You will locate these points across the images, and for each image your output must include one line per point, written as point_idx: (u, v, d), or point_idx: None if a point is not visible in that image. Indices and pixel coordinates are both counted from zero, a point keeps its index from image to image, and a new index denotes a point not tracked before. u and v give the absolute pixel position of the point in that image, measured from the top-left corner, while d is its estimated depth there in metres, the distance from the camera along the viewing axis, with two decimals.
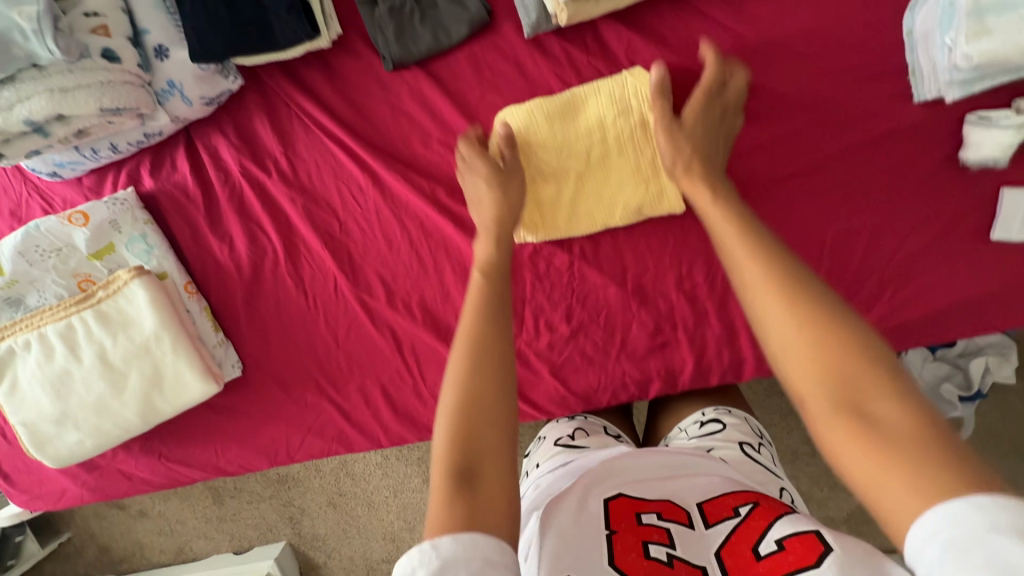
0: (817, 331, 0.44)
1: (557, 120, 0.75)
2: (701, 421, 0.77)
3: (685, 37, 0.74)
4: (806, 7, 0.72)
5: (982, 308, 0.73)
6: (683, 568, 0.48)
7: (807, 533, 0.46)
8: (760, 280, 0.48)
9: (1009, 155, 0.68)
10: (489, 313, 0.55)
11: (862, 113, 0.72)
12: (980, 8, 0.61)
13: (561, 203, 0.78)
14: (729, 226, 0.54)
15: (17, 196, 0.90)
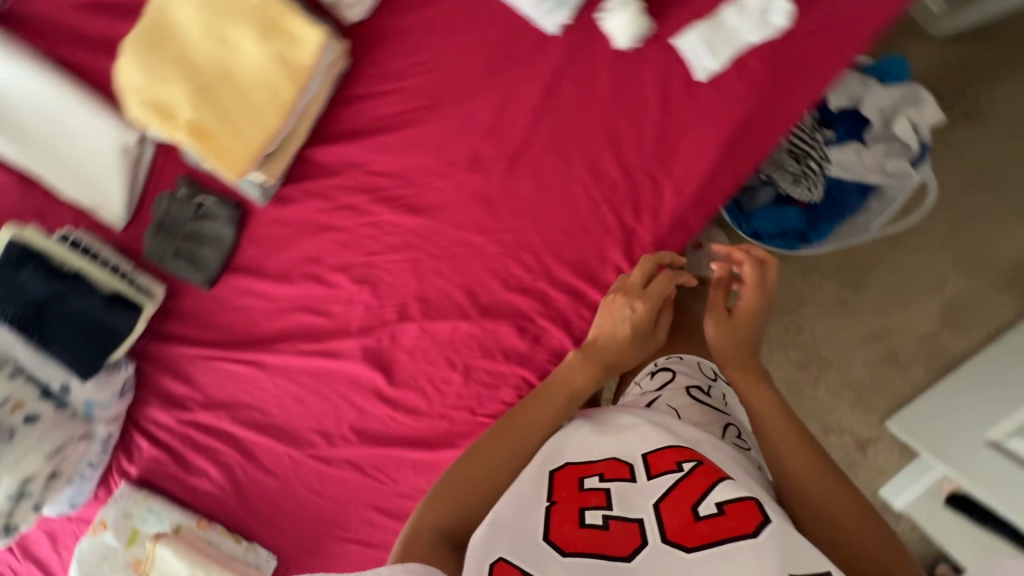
0: (823, 487, 0.61)
1: (169, 60, 0.72)
2: (653, 371, 0.87)
3: (364, 117, 0.84)
4: (424, 30, 0.79)
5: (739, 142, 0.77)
6: (618, 526, 0.54)
7: (745, 500, 0.53)
8: (799, 463, 0.63)
9: (644, 26, 0.73)
10: (537, 418, 0.68)
11: (526, 71, 0.78)
12: None
13: (233, 116, 0.73)
14: (768, 409, 0.69)
15: (71, 533, 1.14)
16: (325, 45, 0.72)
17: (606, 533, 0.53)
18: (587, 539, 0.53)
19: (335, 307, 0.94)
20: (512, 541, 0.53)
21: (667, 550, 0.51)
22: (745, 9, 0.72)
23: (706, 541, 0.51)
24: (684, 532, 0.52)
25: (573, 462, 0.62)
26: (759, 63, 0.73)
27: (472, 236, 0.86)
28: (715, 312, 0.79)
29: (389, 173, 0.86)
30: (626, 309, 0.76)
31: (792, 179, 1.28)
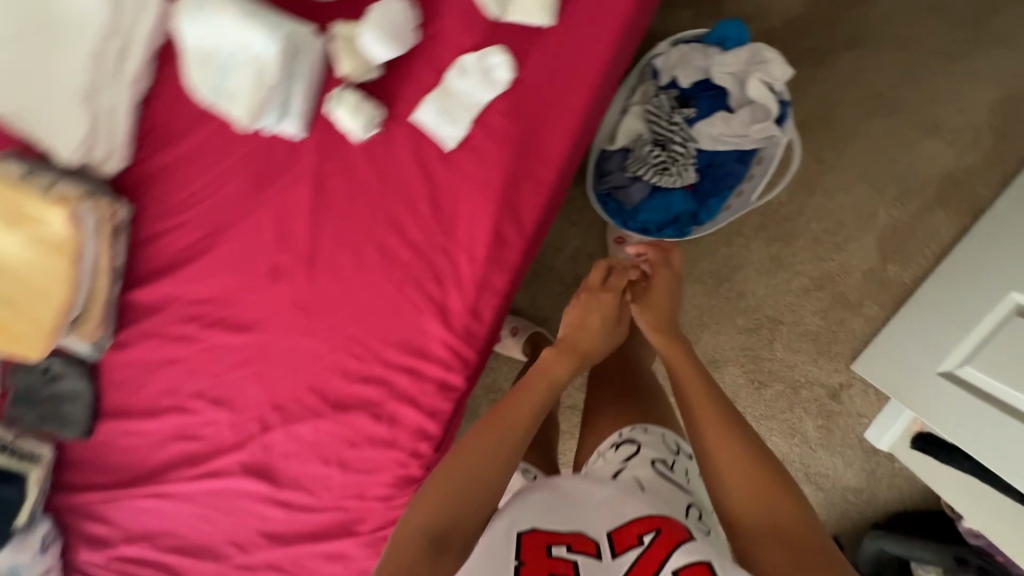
0: (751, 461, 0.67)
1: None
2: (617, 444, 0.84)
3: (162, 254, 0.85)
4: (186, 163, 0.79)
5: (510, 195, 0.74)
6: None
7: (698, 563, 0.55)
8: (729, 438, 0.70)
9: (376, 112, 0.70)
10: (500, 438, 0.70)
11: (289, 178, 0.77)
12: (217, 85, 0.66)
13: (34, 301, 0.78)
14: (699, 392, 0.76)
15: None
16: (74, 214, 0.75)
17: None
18: None
19: (205, 430, 0.96)
20: None
21: None
22: (466, 69, 0.68)
23: None
24: None
25: (537, 526, 0.61)
26: (503, 118, 0.70)
27: (299, 339, 0.87)
28: (650, 304, 0.88)
29: (205, 299, 0.87)
30: (595, 303, 0.87)
31: (657, 170, 1.24)
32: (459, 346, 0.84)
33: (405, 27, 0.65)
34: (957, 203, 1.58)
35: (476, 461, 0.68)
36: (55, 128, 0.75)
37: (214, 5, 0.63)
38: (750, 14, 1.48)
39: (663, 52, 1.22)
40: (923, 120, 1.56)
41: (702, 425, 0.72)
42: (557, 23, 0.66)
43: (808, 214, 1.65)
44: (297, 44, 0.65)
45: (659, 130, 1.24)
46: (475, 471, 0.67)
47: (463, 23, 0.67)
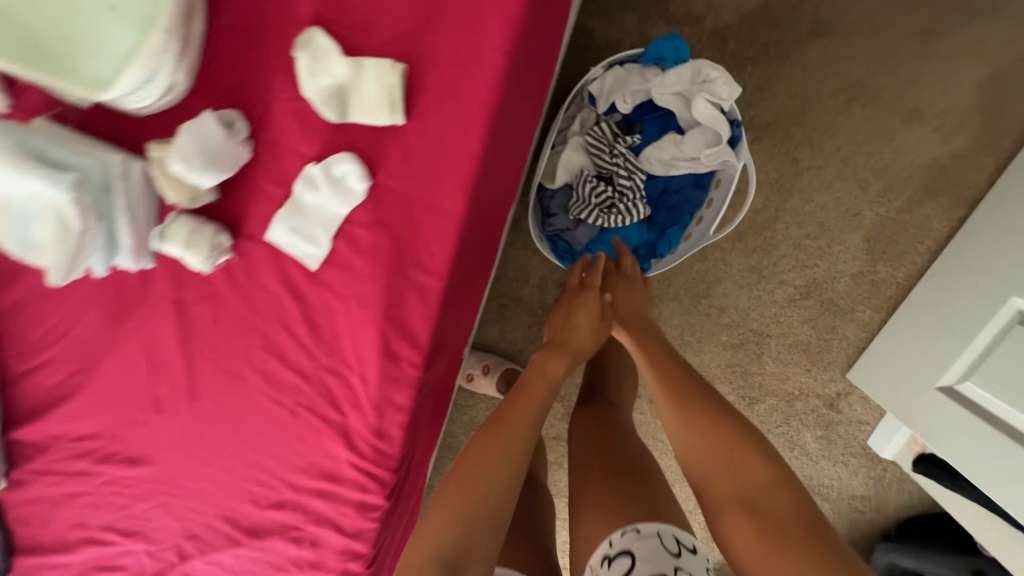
0: (716, 437, 0.71)
1: None
2: (610, 558, 0.74)
3: (35, 393, 0.76)
4: (40, 298, 0.70)
5: (394, 309, 0.64)
6: None
7: None
8: (693, 424, 0.74)
9: (215, 237, 0.59)
10: (496, 453, 0.73)
11: (149, 308, 0.68)
12: (21, 236, 0.55)
13: None
14: (657, 380, 0.83)
15: None
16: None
17: None
18: None
19: (122, 561, 0.88)
20: None
21: None
22: (314, 182, 0.57)
23: None
24: None
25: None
26: (368, 230, 0.60)
27: (201, 468, 0.78)
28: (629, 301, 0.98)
29: (91, 435, 0.78)
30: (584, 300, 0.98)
31: (602, 209, 1.11)
32: (369, 466, 0.74)
33: (226, 142, 0.54)
34: (948, 193, 1.43)
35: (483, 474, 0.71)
36: None
37: None
38: (701, 10, 1.33)
39: (597, 77, 1.08)
40: (907, 105, 1.39)
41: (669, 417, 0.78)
42: (410, 117, 0.56)
43: (786, 220, 1.48)
44: (100, 176, 0.55)
45: (602, 164, 1.11)
46: (483, 485, 0.70)
47: (301, 129, 0.57)
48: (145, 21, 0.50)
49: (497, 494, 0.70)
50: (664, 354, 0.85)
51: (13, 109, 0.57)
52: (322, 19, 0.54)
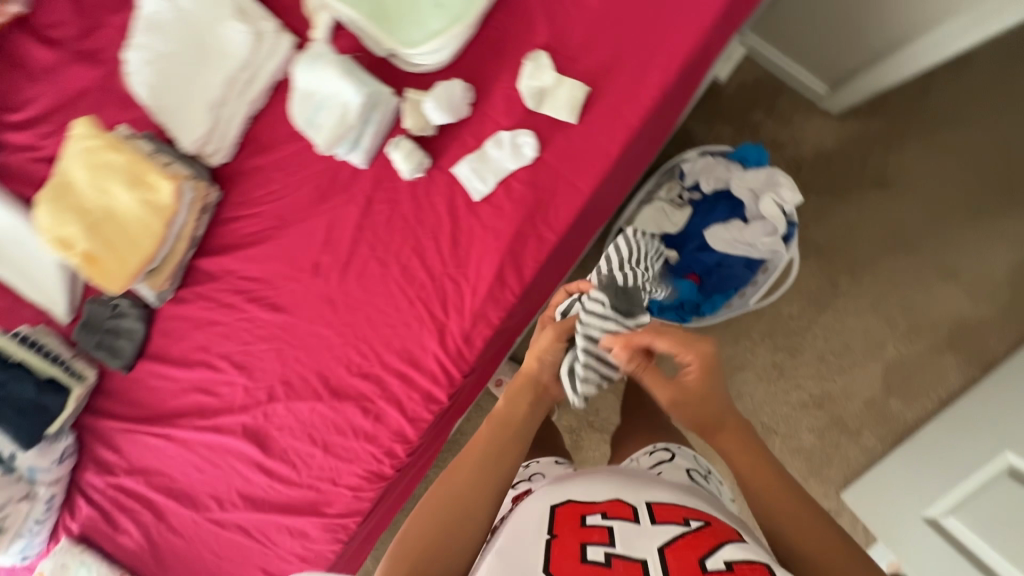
0: (833, 546, 0.61)
1: (66, 207, 0.94)
2: (653, 452, 0.94)
3: (234, 235, 1.03)
4: (272, 170, 0.98)
5: (518, 245, 0.88)
6: (618, 561, 0.57)
7: (756, 563, 0.56)
8: (806, 532, 0.62)
9: (424, 157, 0.88)
10: (446, 509, 0.67)
11: (348, 198, 0.95)
12: (313, 115, 0.86)
13: (117, 247, 0.95)
14: (758, 467, 0.69)
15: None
16: (176, 187, 0.93)
17: (608, 566, 0.57)
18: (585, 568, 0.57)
19: (222, 389, 1.11)
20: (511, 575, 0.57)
21: None
22: (501, 143, 0.85)
23: None
24: None
25: (573, 501, 0.70)
26: (523, 185, 0.86)
27: (320, 329, 1.02)
28: (691, 376, 0.73)
29: (255, 277, 1.04)
30: (542, 339, 0.83)
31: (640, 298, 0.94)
32: (448, 362, 0.96)
33: (462, 103, 0.84)
34: (963, 352, 1.60)
35: (446, 507, 0.67)
36: (184, 125, 0.96)
37: (323, 63, 0.83)
38: (786, 138, 1.62)
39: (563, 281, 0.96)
40: (940, 267, 1.60)
41: (778, 513, 0.65)
42: (580, 121, 0.83)
43: (816, 331, 1.67)
44: (373, 99, 0.84)
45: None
46: (445, 513, 0.66)
47: (506, 107, 0.85)
48: (447, 21, 0.83)
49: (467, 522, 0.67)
50: (757, 455, 0.70)
51: (327, 42, 0.87)
52: (545, 43, 0.83)
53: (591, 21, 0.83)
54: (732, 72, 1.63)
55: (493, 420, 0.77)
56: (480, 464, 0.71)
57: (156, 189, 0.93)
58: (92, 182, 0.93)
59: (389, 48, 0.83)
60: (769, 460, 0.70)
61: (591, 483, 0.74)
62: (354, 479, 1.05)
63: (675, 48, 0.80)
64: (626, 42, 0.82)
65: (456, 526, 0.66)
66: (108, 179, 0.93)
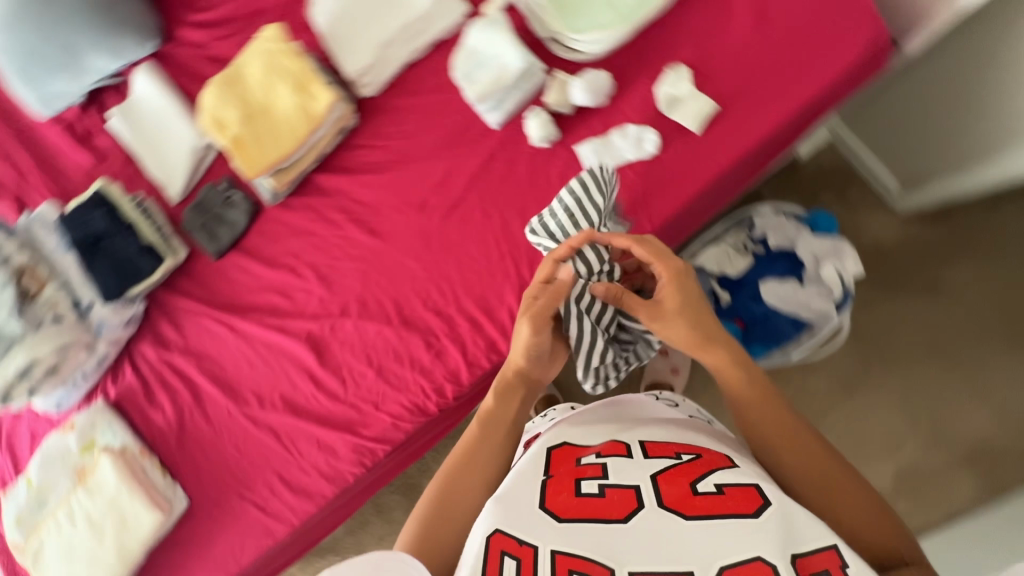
0: (825, 470, 0.71)
1: (235, 95, 1.08)
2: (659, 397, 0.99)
3: (356, 160, 1.14)
4: (410, 112, 1.09)
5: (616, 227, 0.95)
6: (612, 491, 0.69)
7: (748, 488, 0.67)
8: (805, 462, 0.71)
9: (555, 130, 0.98)
10: (448, 500, 0.76)
11: (471, 150, 1.05)
12: (471, 71, 0.99)
13: (265, 139, 1.08)
14: (757, 405, 0.75)
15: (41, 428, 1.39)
16: (332, 103, 1.07)
17: (603, 497, 0.68)
18: (580, 507, 0.67)
19: (298, 295, 1.19)
20: (513, 517, 0.67)
21: (662, 512, 0.65)
22: (627, 135, 0.95)
23: (699, 512, 0.64)
24: (680, 502, 0.66)
25: (570, 443, 0.80)
26: (635, 175, 0.95)
27: (409, 261, 1.10)
28: (666, 289, 0.79)
29: (363, 201, 1.14)
30: (537, 326, 0.80)
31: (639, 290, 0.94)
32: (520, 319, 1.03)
33: (606, 92, 0.95)
34: (987, 475, 1.57)
35: (442, 496, 0.77)
36: (351, 55, 1.09)
37: (499, 29, 0.97)
38: (851, 222, 1.71)
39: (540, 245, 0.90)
40: (977, 383, 1.62)
41: (783, 451, 0.73)
42: (702, 133, 0.93)
43: (841, 416, 1.66)
44: (527, 71, 0.96)
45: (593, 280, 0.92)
46: (448, 500, 0.77)
47: (639, 105, 0.95)
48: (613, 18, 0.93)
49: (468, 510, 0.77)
50: (753, 391, 0.76)
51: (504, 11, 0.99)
52: (690, 58, 0.93)
53: (735, 48, 0.92)
54: (812, 150, 1.74)
55: (478, 423, 0.84)
56: (471, 463, 0.80)
57: (315, 99, 1.06)
58: (265, 81, 1.08)
59: (554, 29, 0.95)
60: (765, 396, 0.76)
61: (588, 425, 0.84)
62: (396, 407, 1.11)
63: (804, 91, 0.90)
64: (762, 74, 0.91)
65: (457, 509, 0.76)
66: (279, 82, 1.07)
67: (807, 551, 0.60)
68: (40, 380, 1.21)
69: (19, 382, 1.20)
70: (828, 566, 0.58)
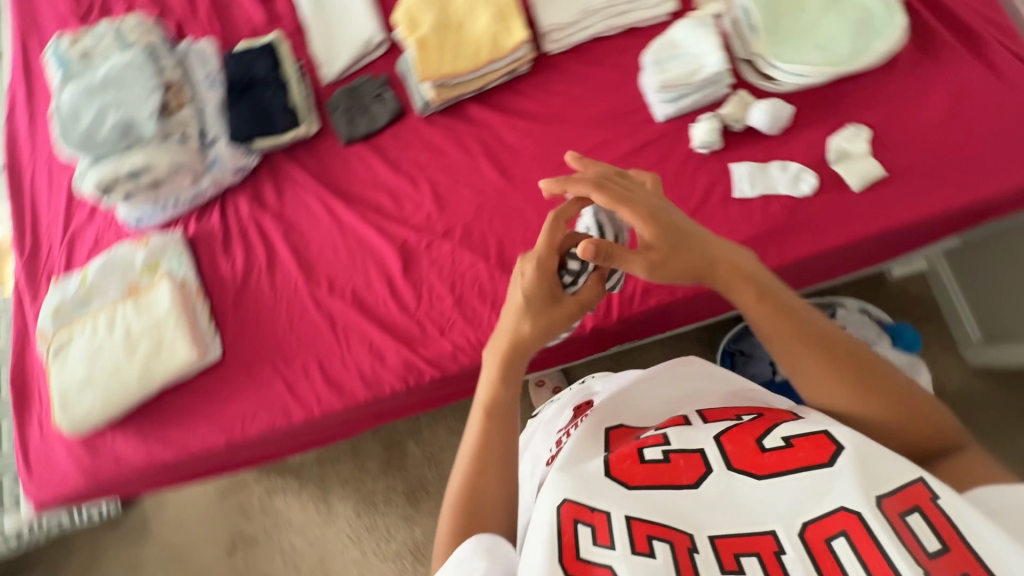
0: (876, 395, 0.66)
1: (436, 5, 1.16)
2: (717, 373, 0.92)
3: (513, 103, 1.17)
4: (583, 80, 1.14)
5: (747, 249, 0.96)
6: (676, 455, 0.64)
7: (817, 436, 0.61)
8: (852, 393, 0.67)
9: (718, 139, 1.00)
10: (472, 488, 0.69)
11: (629, 132, 1.07)
12: (663, 60, 1.02)
13: (445, 51, 1.13)
14: (792, 339, 0.70)
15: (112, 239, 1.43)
16: (521, 43, 1.12)
17: (669, 463, 0.63)
18: (648, 474, 0.62)
19: (407, 205, 1.22)
20: (580, 485, 0.61)
21: (732, 475, 0.60)
22: (786, 169, 0.97)
23: (772, 469, 0.59)
24: (750, 462, 0.61)
25: (626, 425, 0.78)
26: (781, 209, 0.96)
27: (528, 211, 1.13)
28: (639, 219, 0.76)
29: (505, 143, 1.17)
30: (541, 312, 0.76)
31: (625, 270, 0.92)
32: (615, 299, 1.05)
33: (783, 125, 0.98)
34: None
35: (470, 501, 0.69)
36: (550, 8, 1.12)
37: (706, 32, 1.00)
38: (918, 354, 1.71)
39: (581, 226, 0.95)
40: None
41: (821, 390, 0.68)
42: (859, 191, 0.95)
43: None
44: (716, 77, 0.99)
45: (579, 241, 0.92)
46: (478, 502, 0.68)
47: (809, 147, 0.97)
48: (819, 57, 0.94)
49: (501, 509, 0.69)
50: (784, 322, 0.71)
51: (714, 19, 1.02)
52: (873, 122, 0.96)
53: (918, 129, 0.94)
54: (905, 274, 1.75)
55: (482, 413, 0.74)
56: (490, 458, 0.71)
57: (507, 34, 1.11)
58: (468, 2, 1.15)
59: (757, 50, 0.97)
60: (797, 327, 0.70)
61: (642, 405, 0.81)
62: (461, 339, 1.11)
63: (973, 190, 0.91)
64: (936, 161, 0.93)
65: (497, 502, 0.69)
66: (481, 8, 1.14)
67: (890, 494, 0.54)
68: (142, 186, 1.24)
69: (124, 180, 1.22)
70: (918, 502, 0.53)
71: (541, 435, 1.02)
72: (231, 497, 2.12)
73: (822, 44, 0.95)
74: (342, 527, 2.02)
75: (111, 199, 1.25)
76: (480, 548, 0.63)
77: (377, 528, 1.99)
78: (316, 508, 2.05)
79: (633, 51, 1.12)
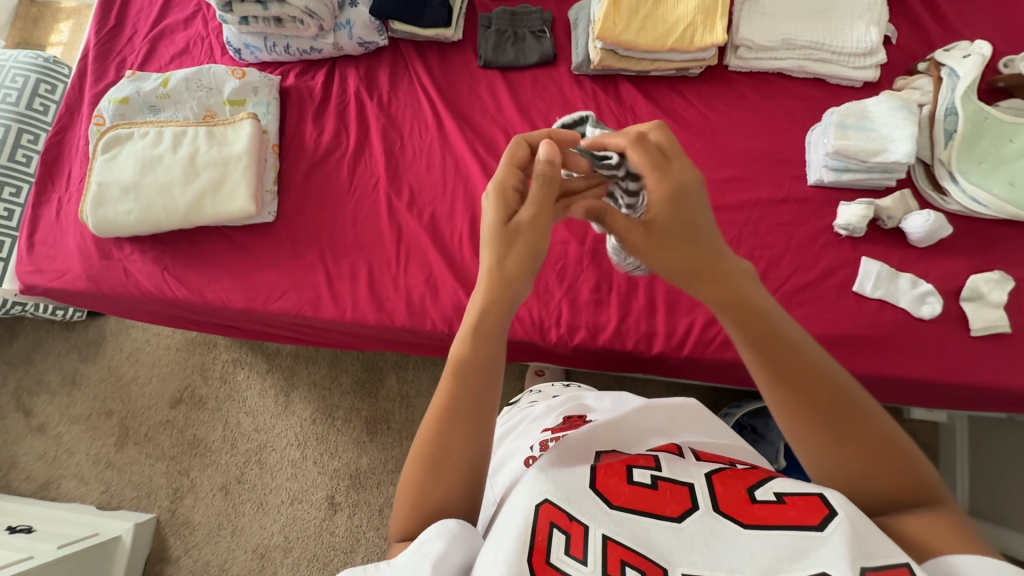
0: (846, 444, 0.49)
1: None
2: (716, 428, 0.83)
3: (669, 101, 1.11)
4: (751, 108, 1.07)
5: (850, 346, 0.92)
6: (665, 484, 0.51)
7: (811, 495, 0.47)
8: (818, 438, 0.50)
9: (863, 228, 0.95)
10: (446, 439, 0.54)
11: (775, 181, 1.02)
12: (847, 125, 0.96)
13: (635, 16, 1.05)
14: (770, 350, 0.52)
15: (204, 55, 1.33)
16: (713, 46, 1.04)
17: (655, 491, 0.50)
18: (631, 496, 0.50)
19: None
20: (556, 486, 0.50)
21: (717, 519, 0.47)
22: (915, 286, 0.93)
23: (761, 521, 0.47)
24: (739, 508, 0.48)
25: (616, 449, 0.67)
26: (894, 320, 0.92)
27: None
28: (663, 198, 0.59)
29: None
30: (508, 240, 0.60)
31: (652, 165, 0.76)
32: (692, 336, 1.00)
33: (931, 242, 0.94)
34: None
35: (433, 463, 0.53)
36: (753, 22, 1.05)
37: (905, 116, 0.94)
38: None
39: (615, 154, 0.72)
40: None
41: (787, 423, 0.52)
42: (974, 336, 0.91)
43: None
44: (893, 166, 0.94)
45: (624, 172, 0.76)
46: (444, 461, 0.53)
47: (946, 274, 0.94)
48: (1002, 190, 0.91)
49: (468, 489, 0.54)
50: (758, 323, 0.53)
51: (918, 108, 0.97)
52: (1020, 276, 0.92)
53: None
54: None
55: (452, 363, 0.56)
56: (444, 420, 0.54)
57: (706, 30, 1.03)
58: None
59: (944, 157, 0.93)
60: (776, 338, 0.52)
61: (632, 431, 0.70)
62: (524, 309, 1.04)
63: None
64: None
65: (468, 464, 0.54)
66: None
67: (881, 570, 0.41)
68: (265, 16, 1.16)
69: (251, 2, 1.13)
70: None
71: (523, 430, 0.93)
72: (195, 351, 2.02)
73: (1012, 180, 0.92)
74: (293, 426, 1.90)
75: (230, 16, 1.17)
76: (447, 533, 0.49)
77: (326, 442, 1.86)
78: (274, 399, 1.93)
79: (812, 102, 1.05)
